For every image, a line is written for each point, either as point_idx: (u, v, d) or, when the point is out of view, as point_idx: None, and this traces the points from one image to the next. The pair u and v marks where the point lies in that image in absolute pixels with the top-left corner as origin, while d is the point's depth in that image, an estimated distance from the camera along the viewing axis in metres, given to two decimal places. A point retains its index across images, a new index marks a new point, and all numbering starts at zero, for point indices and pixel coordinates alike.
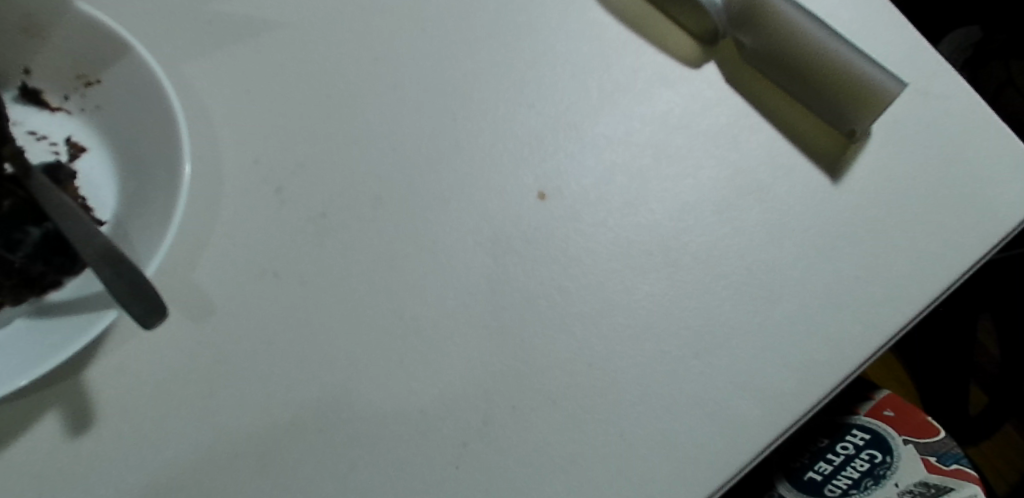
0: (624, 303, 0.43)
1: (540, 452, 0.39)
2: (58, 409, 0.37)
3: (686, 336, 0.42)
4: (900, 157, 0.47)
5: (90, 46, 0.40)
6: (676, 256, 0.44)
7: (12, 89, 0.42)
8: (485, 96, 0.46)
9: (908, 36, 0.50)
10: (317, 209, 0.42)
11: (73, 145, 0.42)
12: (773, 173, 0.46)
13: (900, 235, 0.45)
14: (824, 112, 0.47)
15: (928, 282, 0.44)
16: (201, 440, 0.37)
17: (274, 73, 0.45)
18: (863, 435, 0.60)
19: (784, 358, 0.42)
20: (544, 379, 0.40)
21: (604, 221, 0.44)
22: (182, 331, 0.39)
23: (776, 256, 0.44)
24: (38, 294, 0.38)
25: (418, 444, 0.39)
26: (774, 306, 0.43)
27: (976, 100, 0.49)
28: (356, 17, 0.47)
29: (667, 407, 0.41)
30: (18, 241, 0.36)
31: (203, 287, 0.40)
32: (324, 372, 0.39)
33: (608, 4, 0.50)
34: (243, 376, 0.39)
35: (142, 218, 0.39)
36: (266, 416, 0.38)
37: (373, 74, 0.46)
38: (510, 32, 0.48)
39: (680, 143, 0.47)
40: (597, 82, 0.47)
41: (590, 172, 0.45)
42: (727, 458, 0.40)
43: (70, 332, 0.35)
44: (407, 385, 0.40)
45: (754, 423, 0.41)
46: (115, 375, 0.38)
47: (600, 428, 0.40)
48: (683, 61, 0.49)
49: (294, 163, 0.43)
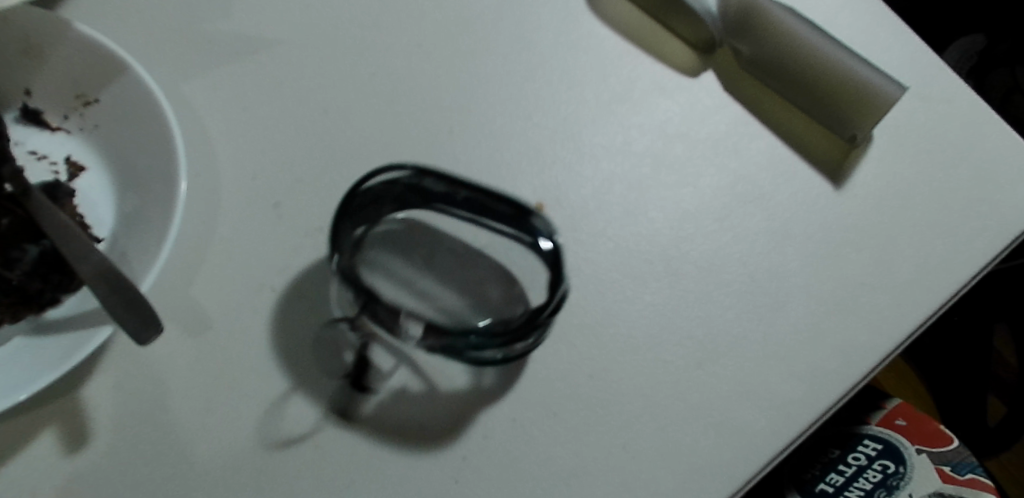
0: (626, 313, 0.42)
1: (541, 465, 0.38)
2: (55, 428, 0.37)
3: (689, 346, 0.41)
4: (902, 162, 0.47)
5: (89, 67, 0.41)
6: (678, 265, 0.43)
7: (12, 110, 0.42)
8: (482, 109, 0.46)
9: (904, 43, 0.51)
10: (315, 223, 0.42)
11: (73, 164, 0.42)
12: (774, 180, 0.46)
13: (905, 240, 0.45)
14: (821, 119, 0.47)
15: (936, 287, 0.44)
16: (197, 457, 0.37)
17: (272, 90, 0.45)
18: (875, 446, 0.59)
19: (790, 367, 0.41)
20: (545, 391, 0.40)
21: (604, 231, 0.44)
22: (179, 347, 0.39)
23: (780, 263, 0.44)
24: (35, 312, 0.37)
25: (417, 459, 0.38)
26: (778, 313, 0.42)
27: (974, 108, 0.49)
28: (353, 34, 0.47)
29: (670, 418, 0.40)
30: (15, 258, 0.37)
31: (200, 303, 0.40)
32: (322, 387, 0.39)
33: (605, 17, 0.50)
34: (239, 392, 0.38)
35: (140, 234, 0.39)
36: (262, 432, 0.38)
37: (371, 89, 0.46)
38: (506, 46, 0.48)
39: (679, 152, 0.46)
40: (594, 92, 0.47)
41: (588, 182, 0.45)
42: (734, 470, 0.39)
43: (68, 348, 0.35)
44: (407, 400, 0.39)
45: (761, 434, 0.40)
46: (112, 392, 0.38)
47: (603, 441, 0.39)
48: (681, 71, 0.49)
49: (292, 178, 0.43)
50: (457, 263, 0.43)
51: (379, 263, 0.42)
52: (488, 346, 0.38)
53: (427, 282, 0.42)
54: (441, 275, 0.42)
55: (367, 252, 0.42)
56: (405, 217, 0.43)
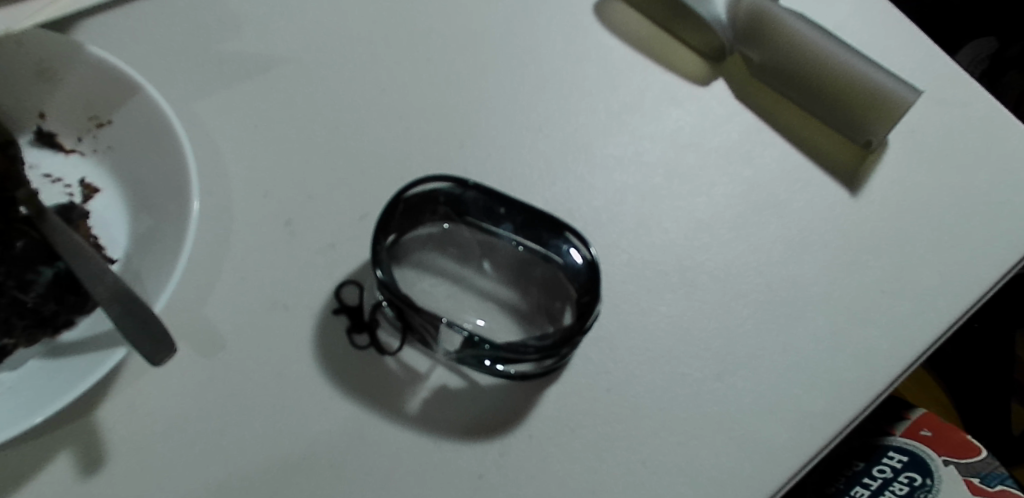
0: (642, 325, 0.41)
1: (560, 482, 0.38)
2: (69, 451, 0.36)
3: (707, 358, 0.41)
4: (918, 166, 0.46)
5: (103, 89, 0.42)
6: (693, 275, 0.43)
7: (27, 133, 0.43)
8: (491, 122, 0.46)
9: (917, 47, 0.50)
10: (327, 240, 0.42)
11: (86, 186, 0.42)
12: (789, 188, 0.45)
13: (926, 246, 0.44)
14: (835, 124, 0.47)
15: (958, 293, 0.43)
16: (212, 478, 0.37)
17: (282, 108, 0.45)
18: (901, 458, 0.58)
19: (812, 377, 0.40)
20: (562, 407, 0.39)
21: (617, 243, 0.43)
22: (192, 367, 0.38)
23: (797, 272, 0.43)
24: (51, 334, 0.37)
25: (433, 478, 0.37)
26: (797, 324, 0.42)
27: (989, 112, 0.48)
28: (363, 52, 0.47)
29: (690, 432, 0.39)
30: (30, 280, 0.37)
31: (213, 323, 0.40)
32: (336, 405, 0.38)
33: (613, 27, 0.50)
34: (253, 412, 0.38)
35: (153, 254, 0.39)
36: (277, 453, 0.37)
37: (380, 105, 0.46)
38: (515, 58, 0.48)
39: (692, 161, 0.46)
40: (605, 103, 0.47)
41: (600, 194, 0.44)
42: (756, 485, 0.38)
43: (81, 371, 0.35)
44: (421, 417, 0.39)
45: (784, 448, 0.39)
46: (126, 414, 0.37)
47: (622, 456, 0.38)
48: (691, 79, 0.49)
49: (303, 196, 0.43)
50: (499, 276, 0.42)
51: (419, 267, 0.41)
52: (523, 357, 0.37)
53: (468, 290, 0.41)
54: (482, 284, 0.42)
55: (409, 255, 0.41)
56: (449, 225, 0.42)
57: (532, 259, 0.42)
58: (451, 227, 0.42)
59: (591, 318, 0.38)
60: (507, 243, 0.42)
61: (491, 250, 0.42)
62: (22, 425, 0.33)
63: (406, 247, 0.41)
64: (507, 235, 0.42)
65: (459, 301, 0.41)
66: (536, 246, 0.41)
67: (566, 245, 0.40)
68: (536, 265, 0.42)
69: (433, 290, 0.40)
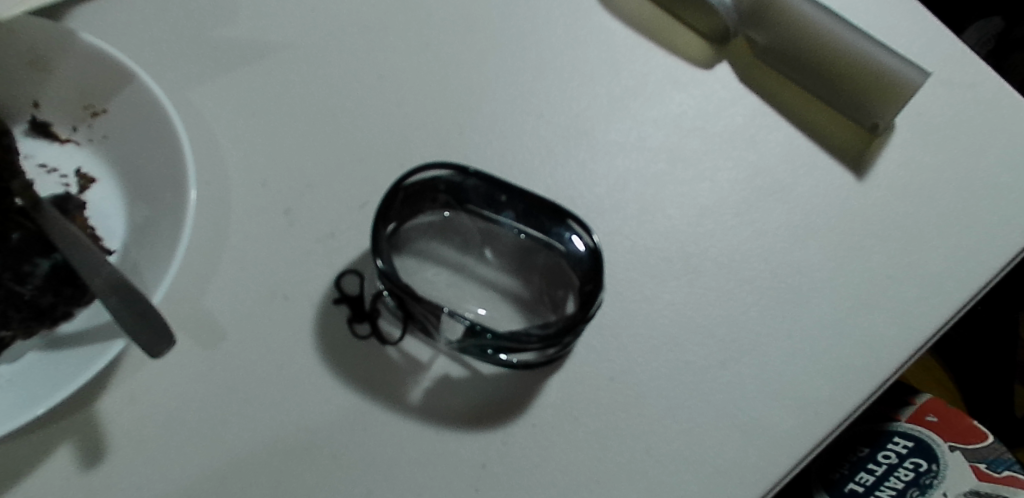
0: (646, 313, 0.41)
1: (563, 471, 0.38)
2: (70, 443, 0.36)
3: (711, 345, 0.40)
4: (924, 151, 0.45)
5: (98, 77, 0.41)
6: (696, 262, 0.42)
7: (22, 123, 0.42)
8: (493, 108, 0.45)
9: (924, 27, 0.49)
10: (326, 229, 0.42)
11: (83, 176, 0.42)
12: (795, 173, 0.45)
13: (933, 230, 0.43)
14: (841, 107, 0.46)
15: (965, 278, 0.42)
16: (214, 469, 0.36)
17: (278, 96, 0.44)
18: (906, 444, 0.58)
19: (816, 364, 0.40)
20: (565, 395, 0.39)
21: (619, 229, 0.43)
22: (193, 358, 0.38)
23: (802, 258, 0.43)
24: (48, 326, 0.37)
25: (435, 468, 0.37)
26: (802, 311, 0.41)
27: (996, 94, 0.47)
28: (360, 37, 0.47)
29: (694, 419, 0.39)
30: (26, 273, 0.37)
31: (213, 313, 0.39)
32: (338, 395, 0.38)
33: (615, 9, 0.49)
34: (255, 403, 0.38)
35: (152, 244, 0.38)
36: (278, 444, 0.37)
37: (379, 91, 0.45)
38: (515, 42, 0.47)
39: (695, 146, 0.45)
40: (607, 88, 0.47)
41: (602, 180, 0.44)
42: (761, 472, 0.38)
43: (80, 364, 0.35)
44: (424, 407, 0.38)
45: (788, 435, 0.39)
46: (126, 406, 0.37)
47: (625, 445, 0.38)
48: (694, 62, 0.48)
49: (302, 185, 0.42)
50: (501, 264, 0.41)
51: (420, 256, 0.40)
52: (525, 347, 0.37)
53: (469, 279, 0.41)
54: (484, 272, 0.41)
55: (409, 244, 0.40)
56: (449, 213, 0.41)
57: (534, 246, 0.41)
58: (451, 215, 0.41)
59: (593, 307, 0.37)
60: (508, 231, 0.41)
61: (492, 238, 0.42)
62: (24, 418, 0.33)
63: (406, 236, 0.40)
64: (509, 223, 0.41)
65: (460, 290, 0.40)
66: (538, 234, 0.41)
67: (567, 233, 0.39)
68: (538, 253, 0.41)
69: (435, 279, 0.40)
